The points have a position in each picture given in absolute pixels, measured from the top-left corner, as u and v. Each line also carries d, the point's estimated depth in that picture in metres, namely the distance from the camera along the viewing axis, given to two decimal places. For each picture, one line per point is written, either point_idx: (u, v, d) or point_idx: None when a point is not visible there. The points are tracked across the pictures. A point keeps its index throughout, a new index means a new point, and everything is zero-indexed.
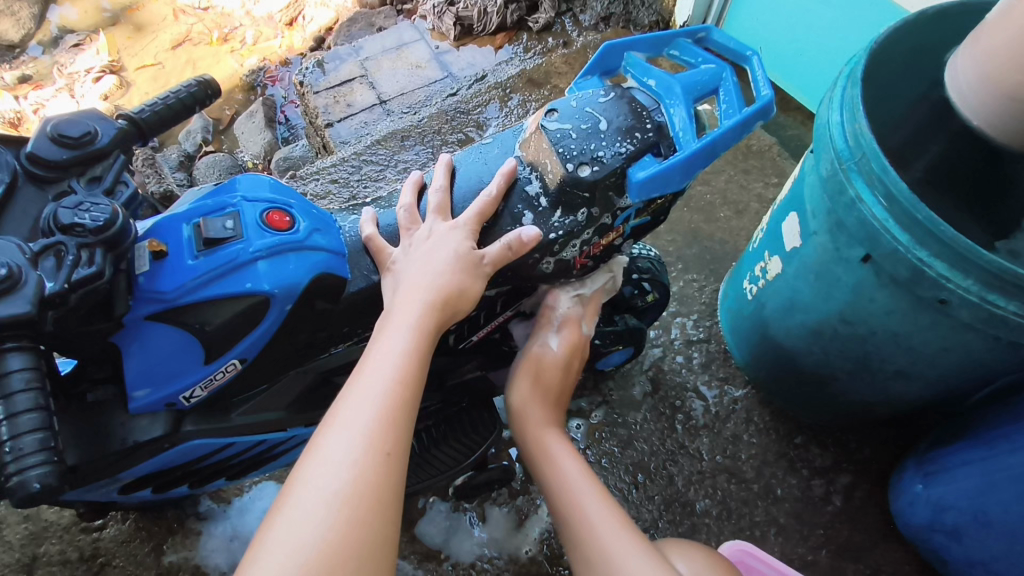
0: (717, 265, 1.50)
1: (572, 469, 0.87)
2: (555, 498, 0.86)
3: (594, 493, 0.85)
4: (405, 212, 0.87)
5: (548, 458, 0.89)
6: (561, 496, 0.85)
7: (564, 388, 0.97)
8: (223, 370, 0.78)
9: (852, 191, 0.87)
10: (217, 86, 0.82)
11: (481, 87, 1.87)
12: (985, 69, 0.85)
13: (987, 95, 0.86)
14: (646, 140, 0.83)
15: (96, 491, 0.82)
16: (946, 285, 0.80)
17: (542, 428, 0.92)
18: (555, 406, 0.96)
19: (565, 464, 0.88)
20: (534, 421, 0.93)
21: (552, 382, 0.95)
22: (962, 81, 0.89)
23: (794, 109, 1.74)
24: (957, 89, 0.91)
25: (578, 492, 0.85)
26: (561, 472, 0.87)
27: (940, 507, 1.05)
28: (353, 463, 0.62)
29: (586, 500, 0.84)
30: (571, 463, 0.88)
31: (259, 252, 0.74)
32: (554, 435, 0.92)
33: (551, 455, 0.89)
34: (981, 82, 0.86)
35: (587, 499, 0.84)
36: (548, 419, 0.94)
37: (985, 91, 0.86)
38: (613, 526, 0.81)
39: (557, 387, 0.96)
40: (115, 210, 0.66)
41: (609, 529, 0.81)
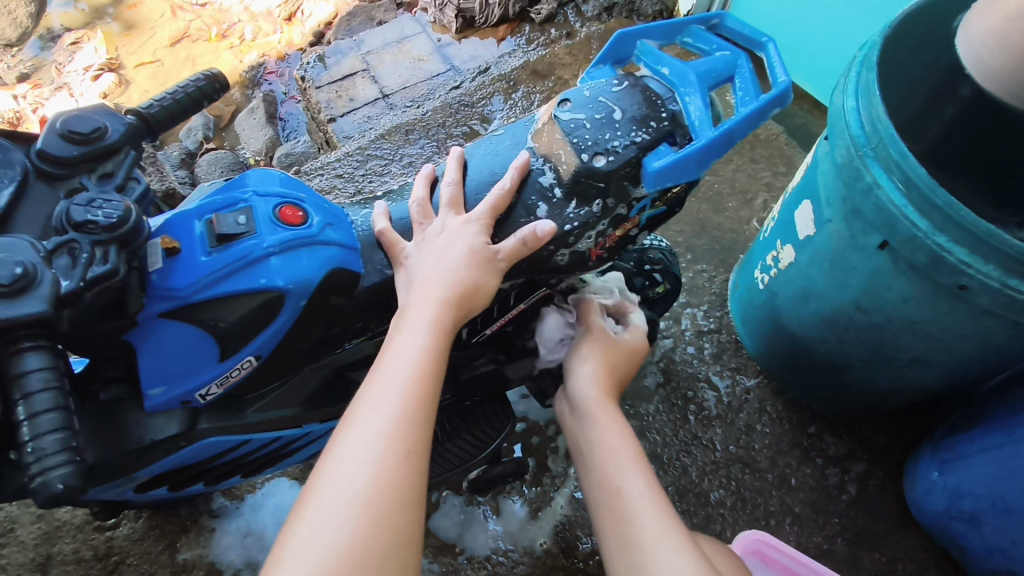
0: (726, 256, 1.50)
1: (624, 438, 0.82)
2: (597, 465, 0.80)
3: (640, 470, 0.78)
4: (418, 206, 0.86)
5: (602, 420, 0.85)
6: (605, 465, 0.80)
7: (625, 375, 0.98)
8: (238, 367, 0.77)
9: (869, 177, 0.86)
10: (225, 80, 0.81)
11: (485, 79, 1.86)
12: (1010, 40, 0.79)
13: (1007, 58, 0.80)
14: (662, 129, 0.82)
15: (112, 490, 0.82)
16: (966, 271, 0.79)
17: (600, 392, 0.89)
18: (616, 382, 0.95)
19: (616, 431, 0.83)
20: (590, 385, 0.90)
21: (619, 362, 0.96)
22: (977, 47, 0.83)
23: (801, 97, 1.73)
24: (970, 55, 0.85)
25: (622, 461, 0.79)
26: (608, 442, 0.82)
27: (957, 494, 1.05)
28: (373, 463, 0.61)
29: (628, 472, 0.77)
30: (621, 434, 0.83)
31: (273, 247, 0.73)
32: (609, 404, 0.88)
33: (603, 419, 0.85)
34: (1002, 45, 0.80)
35: (631, 473, 0.77)
36: (607, 389, 0.91)
37: (1006, 54, 0.80)
38: (653, 509, 0.73)
39: (621, 369, 0.96)
40: (128, 207, 0.65)
41: (646, 510, 0.73)
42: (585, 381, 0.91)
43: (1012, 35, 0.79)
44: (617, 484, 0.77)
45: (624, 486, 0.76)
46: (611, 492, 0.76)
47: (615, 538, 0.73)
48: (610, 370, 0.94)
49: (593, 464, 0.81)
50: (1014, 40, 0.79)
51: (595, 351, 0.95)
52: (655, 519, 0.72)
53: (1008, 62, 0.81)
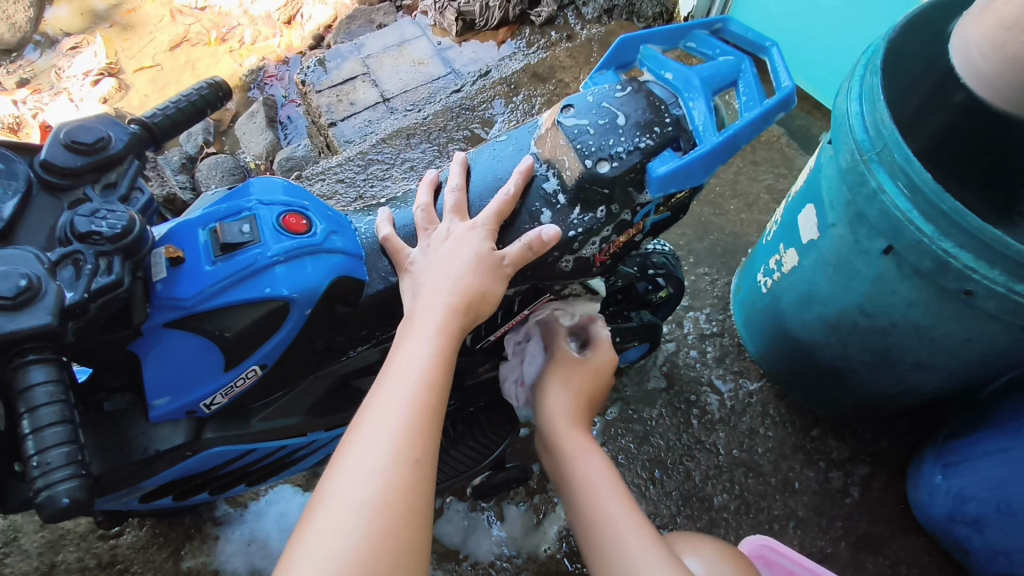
0: (728, 259, 1.49)
1: (597, 466, 0.86)
2: (575, 494, 0.85)
3: (617, 494, 0.83)
4: (422, 212, 0.86)
5: (572, 452, 0.88)
6: (583, 494, 0.84)
7: (595, 396, 0.99)
8: (242, 377, 0.77)
9: (874, 182, 0.86)
10: (228, 88, 0.81)
11: (485, 83, 1.86)
12: (1010, 49, 0.78)
13: (1004, 69, 0.79)
14: (665, 135, 0.82)
15: (117, 501, 0.81)
16: (972, 276, 0.79)
17: (567, 422, 0.92)
18: (584, 408, 0.96)
19: (588, 458, 0.87)
20: (559, 415, 0.93)
21: (587, 388, 0.97)
22: (976, 54, 0.82)
23: (802, 99, 1.72)
24: (965, 60, 0.84)
25: (597, 488, 0.83)
26: (580, 474, 0.86)
27: (962, 498, 1.05)
28: (381, 472, 0.61)
29: (605, 498, 0.82)
30: (595, 462, 0.87)
31: (277, 256, 0.73)
32: (578, 432, 0.92)
33: (573, 450, 0.88)
34: (1000, 54, 0.79)
35: (608, 496, 0.82)
36: (574, 417, 0.93)
37: (1004, 64, 0.79)
38: (631, 528, 0.78)
39: (591, 392, 0.98)
40: (132, 217, 0.65)
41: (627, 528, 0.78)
42: (556, 411, 0.93)
43: (1013, 45, 0.78)
44: (595, 510, 0.81)
45: (602, 510, 0.81)
46: (591, 518, 0.81)
47: (599, 559, 0.78)
48: (581, 396, 0.96)
49: (572, 493, 0.85)
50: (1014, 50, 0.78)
51: (567, 380, 0.96)
52: (633, 534, 0.77)
53: (1005, 74, 0.80)
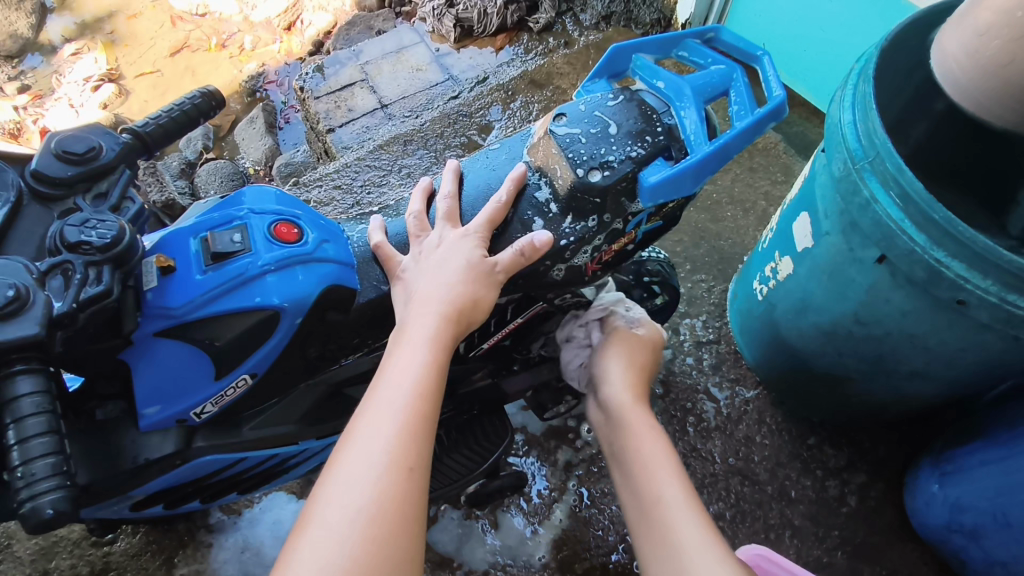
0: (725, 265, 1.49)
1: (658, 445, 0.85)
2: (635, 465, 0.84)
3: (677, 476, 0.81)
4: (415, 219, 0.86)
5: (635, 427, 0.87)
6: (641, 468, 0.82)
7: (649, 375, 0.98)
8: (233, 386, 0.77)
9: (866, 192, 0.86)
10: (221, 97, 0.82)
11: (483, 89, 1.86)
12: (982, 55, 0.80)
13: (978, 75, 0.81)
14: (657, 144, 0.82)
15: (107, 509, 0.81)
16: (964, 286, 0.79)
17: (630, 396, 0.92)
18: (644, 384, 0.96)
19: (647, 436, 0.86)
20: (620, 390, 0.92)
21: (641, 361, 0.97)
22: (952, 61, 0.84)
23: (799, 105, 1.73)
24: (942, 66, 0.86)
25: (658, 465, 0.82)
26: (643, 451, 0.84)
27: (958, 507, 1.04)
28: (375, 481, 0.61)
29: (665, 480, 0.80)
30: (656, 441, 0.85)
31: (268, 265, 0.73)
32: (642, 408, 0.91)
33: (635, 424, 0.88)
34: (973, 61, 0.81)
35: (667, 475, 0.80)
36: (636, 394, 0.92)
37: (978, 71, 0.81)
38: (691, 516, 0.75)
39: (647, 369, 0.98)
40: (122, 227, 0.65)
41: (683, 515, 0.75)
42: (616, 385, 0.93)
43: (983, 51, 0.79)
44: (653, 488, 0.79)
45: (660, 489, 0.79)
46: (648, 493, 0.80)
47: (651, 540, 0.76)
48: (640, 372, 0.96)
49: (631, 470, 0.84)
50: (985, 57, 0.79)
51: (627, 356, 0.96)
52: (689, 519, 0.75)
53: (980, 80, 0.81)
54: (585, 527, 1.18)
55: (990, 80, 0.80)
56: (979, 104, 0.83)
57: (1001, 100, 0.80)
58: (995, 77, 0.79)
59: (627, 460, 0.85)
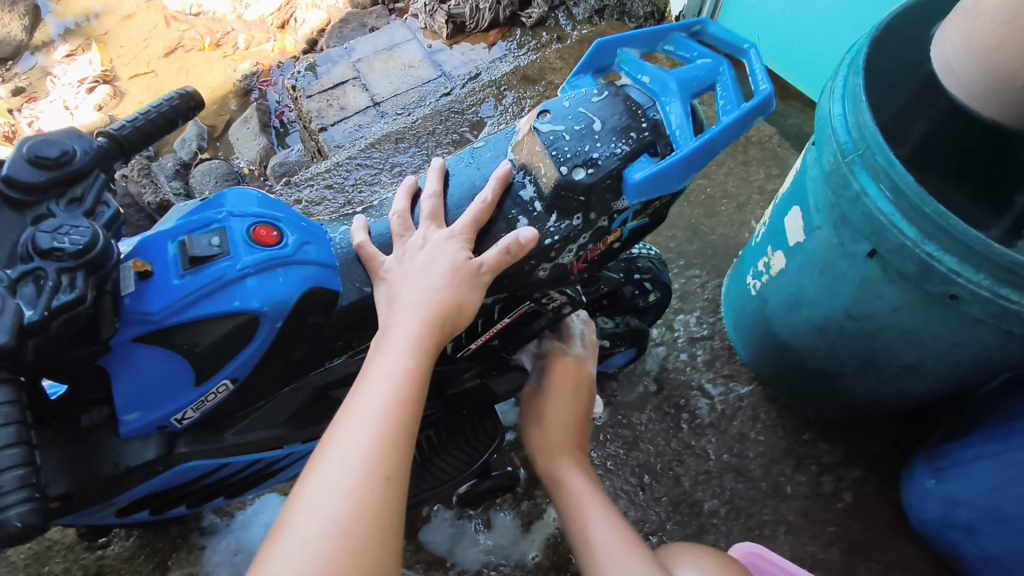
0: (720, 260, 1.48)
1: (590, 497, 0.94)
2: (570, 520, 0.92)
3: (607, 527, 0.89)
4: (399, 218, 0.85)
5: (573, 485, 0.96)
6: (574, 525, 0.91)
7: (583, 415, 1.04)
8: (214, 391, 0.76)
9: (856, 185, 0.84)
10: (201, 99, 0.81)
11: (475, 85, 1.85)
12: (975, 42, 0.79)
13: (972, 63, 0.80)
14: (642, 140, 0.81)
15: (91, 515, 0.81)
16: (956, 280, 0.77)
17: (559, 447, 1.01)
18: (579, 429, 1.04)
19: (580, 485, 0.96)
20: (554, 451, 1.01)
21: (571, 399, 1.03)
22: (949, 44, 0.83)
23: (794, 97, 1.71)
24: (941, 58, 0.85)
25: (592, 517, 0.91)
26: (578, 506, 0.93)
27: (952, 503, 1.03)
28: (352, 491, 0.61)
29: (597, 539, 0.88)
30: (587, 493, 0.95)
31: (247, 268, 0.72)
32: (573, 453, 1.01)
33: (568, 475, 0.97)
34: (968, 50, 0.80)
35: (602, 524, 0.89)
36: (570, 443, 1.02)
37: (971, 59, 0.80)
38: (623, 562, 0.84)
39: (577, 419, 1.04)
40: (96, 232, 0.64)
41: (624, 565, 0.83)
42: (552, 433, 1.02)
43: (978, 37, 0.78)
44: (588, 547, 0.88)
45: (595, 551, 0.87)
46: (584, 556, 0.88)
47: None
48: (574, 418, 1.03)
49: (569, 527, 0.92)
50: (980, 43, 0.78)
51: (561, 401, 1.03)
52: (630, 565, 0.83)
53: (974, 69, 0.80)
54: None
55: (983, 68, 0.79)
56: (979, 93, 0.82)
57: (997, 89, 0.80)
58: (988, 65, 0.79)
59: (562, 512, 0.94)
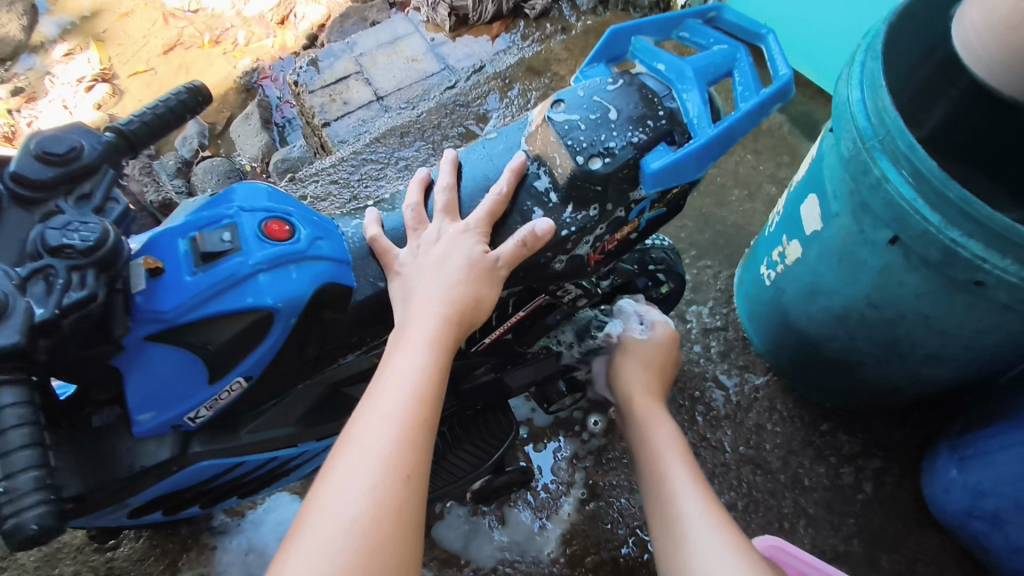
0: (731, 251, 1.46)
1: (675, 444, 0.91)
2: (649, 458, 0.90)
3: (691, 475, 0.86)
4: (412, 212, 0.83)
5: (659, 430, 0.93)
6: (654, 461, 0.89)
7: (668, 377, 1.06)
8: (228, 390, 0.75)
9: (877, 171, 0.83)
10: (208, 92, 0.79)
11: (479, 78, 1.83)
12: (996, 16, 0.77)
13: (991, 41, 0.78)
14: (659, 128, 0.79)
15: (105, 517, 0.80)
16: (982, 266, 0.76)
17: (644, 395, 0.99)
18: (662, 385, 1.03)
19: (664, 431, 0.93)
20: (641, 394, 1.00)
21: (654, 356, 1.04)
22: (969, 23, 0.81)
23: (803, 85, 1.69)
24: (959, 40, 0.84)
25: (672, 462, 0.87)
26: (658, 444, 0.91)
27: (980, 493, 1.02)
28: (371, 489, 0.59)
29: (678, 480, 0.84)
30: (672, 440, 0.91)
31: (260, 264, 0.71)
32: (658, 405, 0.99)
33: (653, 420, 0.95)
34: (986, 25, 0.79)
35: (682, 471, 0.86)
36: (650, 394, 1.00)
37: (990, 35, 0.78)
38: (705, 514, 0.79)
39: (665, 370, 1.05)
40: (106, 228, 0.63)
41: (694, 513, 0.79)
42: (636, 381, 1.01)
43: (1000, 13, 0.77)
44: (667, 486, 0.84)
45: (671, 489, 0.83)
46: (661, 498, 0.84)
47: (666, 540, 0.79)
48: (661, 372, 1.04)
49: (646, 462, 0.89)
50: (1002, 20, 0.77)
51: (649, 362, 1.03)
52: (699, 514, 0.79)
53: (993, 45, 0.79)
54: (594, 521, 1.16)
55: (1002, 43, 0.77)
56: (998, 72, 0.80)
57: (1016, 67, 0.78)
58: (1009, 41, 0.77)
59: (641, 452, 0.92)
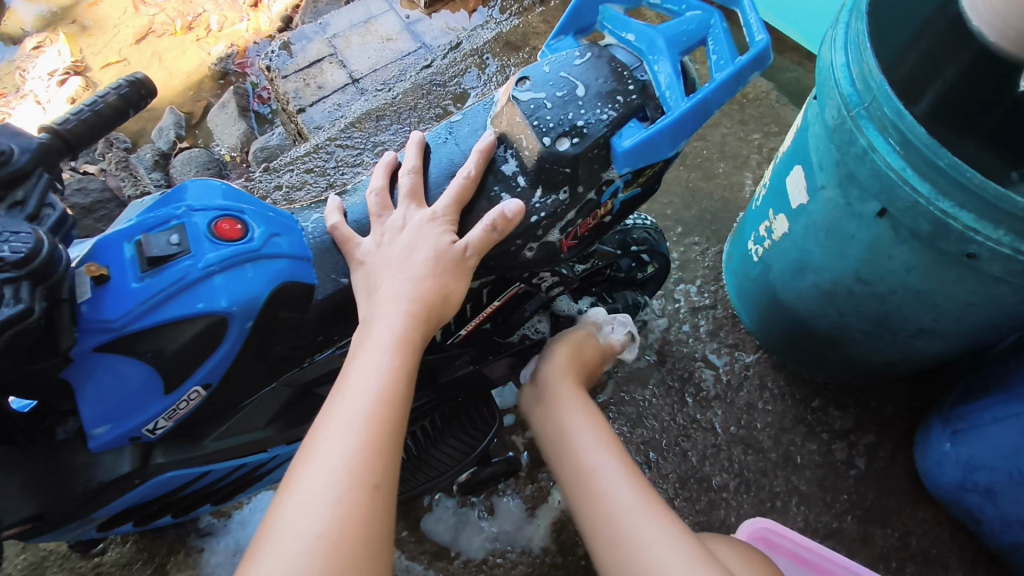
0: (719, 226, 1.42)
1: (600, 443, 0.83)
2: (574, 469, 0.82)
3: (609, 469, 0.79)
4: (376, 197, 0.79)
5: (575, 437, 0.84)
6: (575, 464, 0.82)
7: (586, 368, 0.97)
8: (187, 398, 0.72)
9: (863, 140, 0.78)
10: (153, 85, 0.73)
11: (456, 55, 1.77)
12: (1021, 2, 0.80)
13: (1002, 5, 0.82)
14: (630, 104, 0.75)
15: (73, 532, 0.78)
16: (974, 238, 0.72)
17: (564, 392, 0.90)
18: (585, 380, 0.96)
19: (585, 425, 0.86)
20: (557, 390, 0.91)
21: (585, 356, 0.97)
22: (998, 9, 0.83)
23: (791, 49, 1.64)
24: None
25: (595, 461, 0.81)
26: (579, 435, 0.84)
27: (971, 466, 1.00)
28: (336, 503, 0.57)
29: (601, 474, 0.79)
30: (593, 436, 0.84)
31: (212, 266, 0.67)
32: (579, 397, 0.90)
33: (574, 419, 0.86)
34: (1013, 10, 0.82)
35: (609, 469, 0.79)
36: (573, 390, 0.91)
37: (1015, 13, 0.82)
38: (634, 508, 0.74)
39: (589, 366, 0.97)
40: (39, 237, 0.59)
41: (634, 512, 0.74)
42: (551, 367, 0.93)
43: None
44: (595, 483, 0.78)
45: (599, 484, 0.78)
46: (590, 490, 0.78)
47: (595, 538, 0.75)
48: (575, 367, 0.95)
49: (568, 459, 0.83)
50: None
51: (564, 355, 0.95)
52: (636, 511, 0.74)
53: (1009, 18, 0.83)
54: None
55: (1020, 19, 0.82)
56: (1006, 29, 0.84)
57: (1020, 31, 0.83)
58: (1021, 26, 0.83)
59: (562, 458, 0.84)
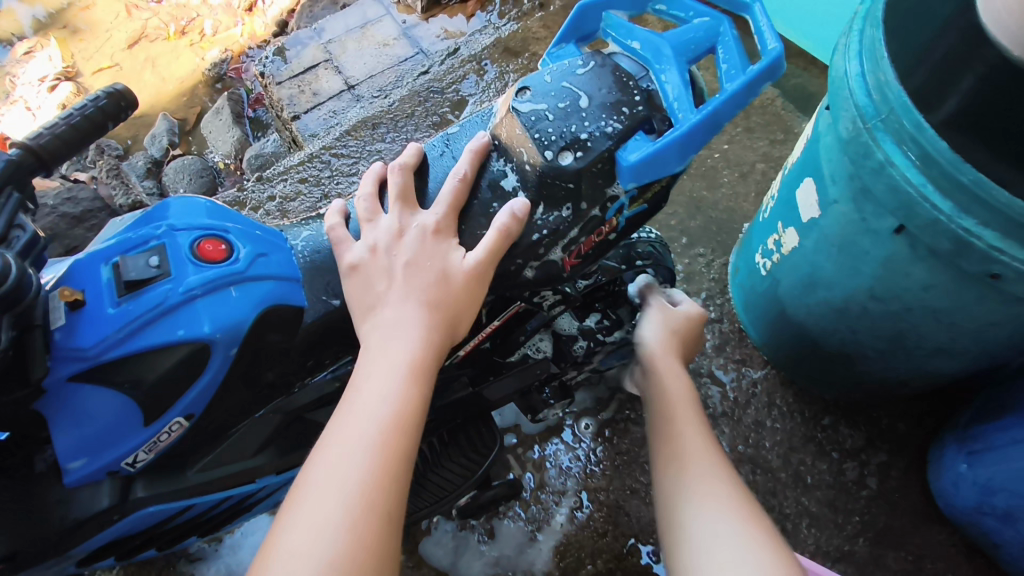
0: (725, 237, 1.38)
1: (691, 412, 0.86)
2: (666, 427, 0.85)
3: (698, 436, 0.82)
4: (366, 202, 0.75)
5: (672, 395, 0.88)
6: (666, 423, 0.85)
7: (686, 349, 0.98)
8: (167, 430, 0.68)
9: (879, 154, 0.75)
10: (134, 96, 0.69)
11: (454, 61, 1.74)
12: None
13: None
14: (636, 115, 0.71)
15: (51, 568, 0.74)
16: (999, 257, 0.68)
17: (665, 359, 0.92)
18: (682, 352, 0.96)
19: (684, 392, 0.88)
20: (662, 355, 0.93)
21: (684, 333, 0.97)
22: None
23: (796, 55, 1.60)
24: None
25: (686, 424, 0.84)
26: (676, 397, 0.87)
27: (989, 489, 0.96)
28: (347, 528, 0.55)
29: (690, 438, 0.82)
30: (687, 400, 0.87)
31: (194, 289, 0.63)
32: (681, 370, 0.92)
33: (672, 384, 0.89)
34: None
35: (696, 436, 0.82)
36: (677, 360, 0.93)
37: None
38: (713, 470, 0.77)
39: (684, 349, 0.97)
40: (7, 260, 0.55)
41: (703, 479, 0.76)
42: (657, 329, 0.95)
43: None
44: (681, 447, 0.81)
45: (685, 446, 0.81)
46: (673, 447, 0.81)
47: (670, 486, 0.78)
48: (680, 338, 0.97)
49: (662, 412, 0.87)
50: None
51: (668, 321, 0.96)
52: (710, 476, 0.76)
53: None
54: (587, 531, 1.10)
55: None
56: None
57: None
58: None
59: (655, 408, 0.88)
